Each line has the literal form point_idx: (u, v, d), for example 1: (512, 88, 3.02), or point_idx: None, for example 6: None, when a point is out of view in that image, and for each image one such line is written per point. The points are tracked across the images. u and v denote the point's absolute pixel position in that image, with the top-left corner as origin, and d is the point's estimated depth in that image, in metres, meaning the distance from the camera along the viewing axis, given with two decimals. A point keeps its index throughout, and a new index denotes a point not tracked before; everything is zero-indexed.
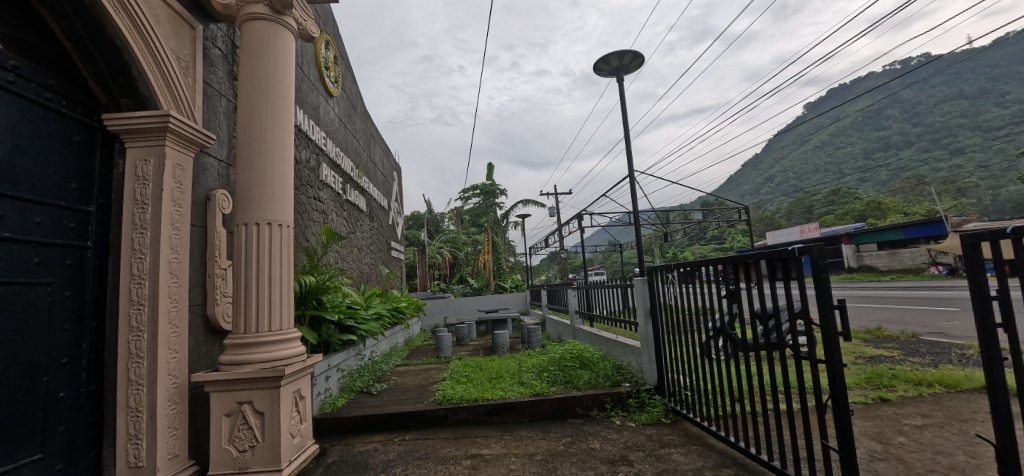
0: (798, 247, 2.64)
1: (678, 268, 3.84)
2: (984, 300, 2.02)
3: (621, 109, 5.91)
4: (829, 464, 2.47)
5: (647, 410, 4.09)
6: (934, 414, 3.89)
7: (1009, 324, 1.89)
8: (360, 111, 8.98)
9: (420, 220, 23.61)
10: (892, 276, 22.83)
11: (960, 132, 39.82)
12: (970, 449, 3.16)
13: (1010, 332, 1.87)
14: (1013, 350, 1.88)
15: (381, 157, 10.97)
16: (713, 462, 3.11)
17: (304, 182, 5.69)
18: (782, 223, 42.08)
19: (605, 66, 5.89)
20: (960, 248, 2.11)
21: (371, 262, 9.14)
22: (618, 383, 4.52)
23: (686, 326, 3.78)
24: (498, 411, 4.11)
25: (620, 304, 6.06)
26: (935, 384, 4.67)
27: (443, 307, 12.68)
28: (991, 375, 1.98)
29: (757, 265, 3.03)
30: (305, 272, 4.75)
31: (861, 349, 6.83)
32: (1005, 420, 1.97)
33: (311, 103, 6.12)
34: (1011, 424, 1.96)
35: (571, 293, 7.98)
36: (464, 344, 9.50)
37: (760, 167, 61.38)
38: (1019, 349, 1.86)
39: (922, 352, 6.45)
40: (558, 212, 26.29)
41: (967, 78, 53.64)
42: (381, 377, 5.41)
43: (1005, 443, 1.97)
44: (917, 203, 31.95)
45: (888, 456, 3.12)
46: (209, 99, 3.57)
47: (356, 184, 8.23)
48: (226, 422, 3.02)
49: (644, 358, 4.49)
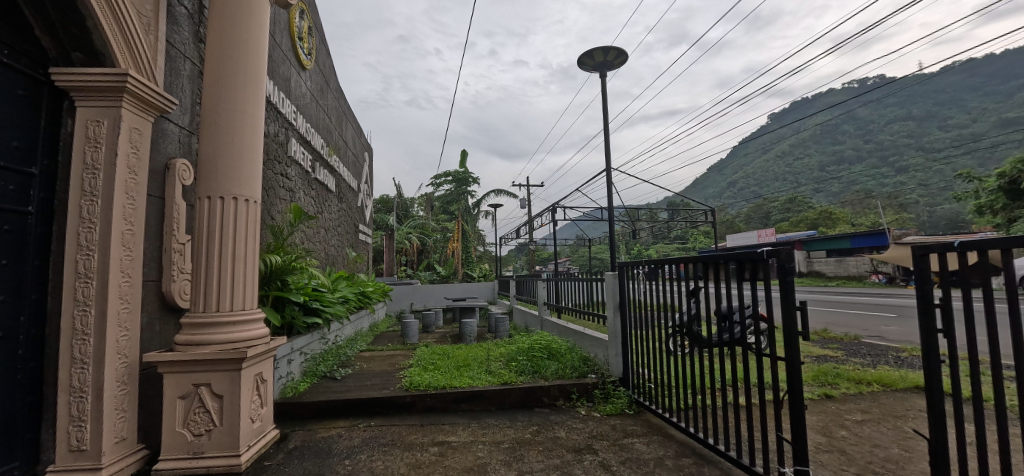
0: (767, 250, 2.71)
1: (645, 266, 3.90)
2: (927, 307, 2.13)
3: (602, 105, 5.92)
4: (782, 455, 2.59)
5: (611, 401, 4.17)
6: (873, 410, 4.15)
7: (949, 331, 2.02)
8: (333, 87, 8.62)
9: (388, 204, 23.22)
10: (837, 281, 24.27)
11: (906, 151, 42.45)
12: (904, 443, 3.38)
13: (950, 338, 2.00)
14: (950, 356, 2.00)
15: (353, 137, 10.65)
16: (673, 451, 3.20)
17: (271, 156, 5.43)
18: (742, 227, 43.85)
19: (589, 60, 5.87)
20: (911, 259, 2.22)
21: (338, 245, 8.88)
22: (585, 374, 4.60)
23: (652, 321, 3.85)
24: (466, 399, 4.09)
25: (588, 298, 6.12)
26: (874, 383, 4.98)
27: (410, 294, 12.53)
28: (929, 377, 2.12)
29: (723, 265, 3.10)
30: (270, 251, 4.57)
31: (809, 348, 7.21)
32: (939, 417, 2.11)
33: (282, 74, 5.83)
34: (945, 422, 2.10)
35: (540, 285, 8.00)
36: (430, 331, 9.44)
37: (725, 172, 63.45)
38: (957, 356, 1.97)
39: (863, 353, 6.88)
40: (529, 204, 26.35)
41: (918, 101, 57.11)
42: (346, 362, 5.28)
43: (939, 440, 2.12)
44: (864, 215, 33.93)
45: (832, 448, 3.31)
46: (171, 60, 3.33)
47: (326, 162, 7.93)
48: (181, 404, 2.87)
49: (610, 351, 4.55)
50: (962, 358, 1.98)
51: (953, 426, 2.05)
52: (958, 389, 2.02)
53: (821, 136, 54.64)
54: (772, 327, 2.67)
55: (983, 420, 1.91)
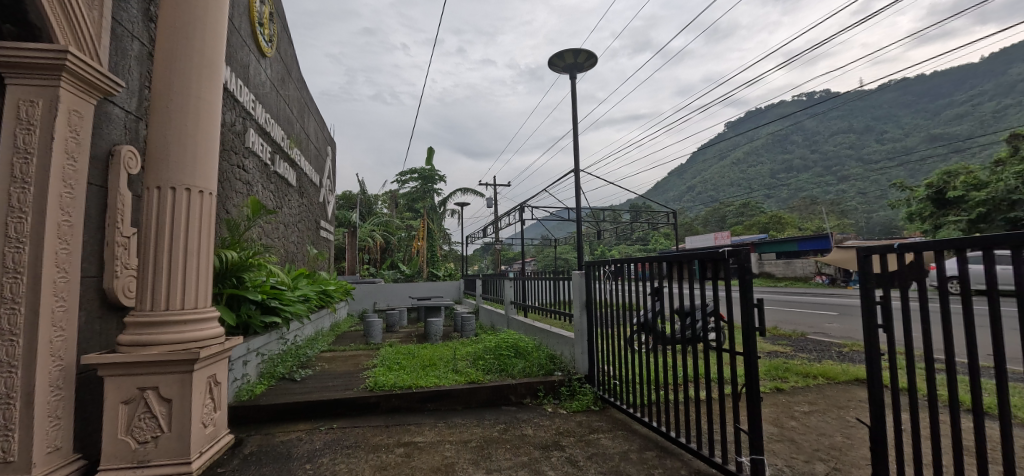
0: (728, 249, 2.79)
1: (611, 265, 3.96)
2: (869, 305, 2.26)
3: (571, 106, 5.97)
4: (740, 446, 2.67)
5: (578, 398, 4.21)
6: (819, 401, 4.38)
7: (888, 327, 2.15)
8: (294, 77, 8.28)
9: (351, 200, 22.65)
10: (786, 282, 25.59)
11: (849, 161, 45.28)
12: (847, 431, 3.59)
13: (889, 334, 2.13)
14: (891, 349, 2.13)
15: (315, 129, 10.28)
16: (637, 445, 3.26)
17: (227, 147, 5.15)
18: (700, 230, 45.48)
19: (560, 61, 5.90)
20: (854, 260, 2.37)
21: (298, 241, 8.55)
22: (551, 372, 4.62)
23: (618, 319, 3.89)
24: (433, 399, 4.02)
25: (555, 296, 6.17)
26: (819, 376, 5.27)
27: (373, 292, 12.25)
28: (870, 370, 2.26)
29: (686, 264, 3.17)
30: (225, 246, 4.34)
31: (761, 344, 7.55)
32: (879, 408, 2.24)
33: (240, 61, 5.54)
34: (884, 412, 2.23)
35: (506, 283, 8.01)
36: (394, 331, 9.27)
37: (685, 176, 65.63)
38: (895, 350, 2.10)
39: (810, 348, 7.28)
40: (496, 203, 26.32)
41: (859, 114, 61.05)
42: (306, 363, 5.08)
43: (878, 428, 2.26)
44: (811, 220, 35.93)
45: (783, 438, 3.46)
46: (117, 39, 3.09)
47: (286, 155, 7.61)
48: (124, 410, 2.67)
49: (576, 348, 4.59)
50: (899, 352, 2.12)
51: (890, 415, 2.18)
52: (896, 381, 2.15)
53: (774, 144, 57.46)
54: (731, 323, 2.76)
55: (916, 410, 2.04)
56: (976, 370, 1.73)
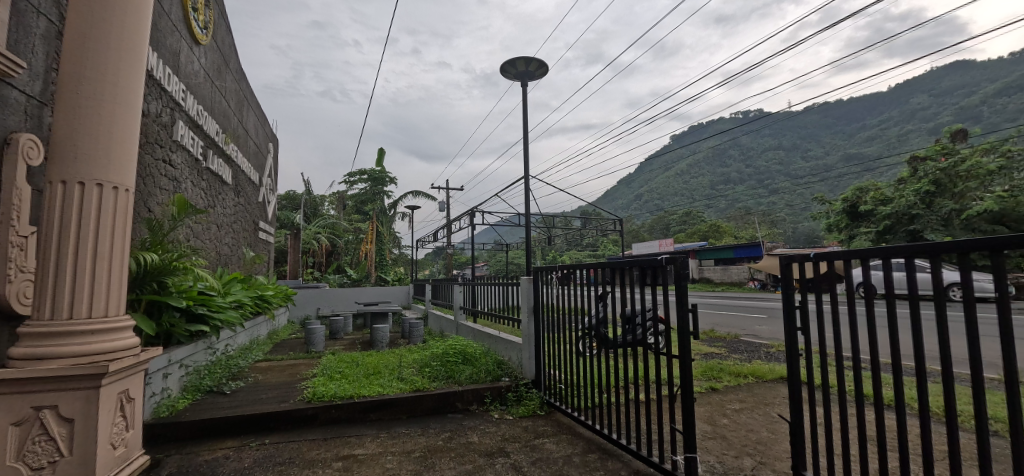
0: (665, 257, 2.90)
1: (560, 271, 4.02)
2: (790, 309, 2.42)
3: (522, 113, 6.01)
4: (674, 445, 2.76)
5: (524, 403, 4.21)
6: (748, 399, 4.64)
7: (806, 329, 2.30)
8: (233, 68, 7.79)
9: (295, 200, 21.64)
10: (722, 287, 27.10)
11: (779, 175, 48.83)
12: (771, 426, 3.82)
13: (806, 335, 2.28)
14: (809, 350, 2.29)
15: (255, 125, 9.73)
16: (580, 448, 3.30)
17: (150, 139, 4.74)
18: (646, 237, 47.28)
19: (512, 68, 5.92)
20: (777, 267, 2.53)
21: (233, 243, 8.02)
22: (499, 377, 4.60)
23: (566, 324, 3.93)
24: (376, 408, 3.87)
25: (504, 302, 6.16)
26: (749, 375, 5.58)
27: (316, 297, 11.72)
28: (791, 369, 2.41)
29: (628, 271, 3.26)
30: (145, 248, 3.97)
31: (699, 346, 7.91)
32: (798, 403, 2.40)
33: (169, 48, 5.15)
34: (801, 407, 2.40)
35: (456, 288, 7.92)
36: (338, 338, 8.91)
37: (632, 185, 68.11)
38: (811, 350, 2.26)
39: (742, 349, 7.73)
40: (449, 207, 26.05)
41: (788, 132, 66.08)
42: (237, 374, 4.75)
43: (796, 423, 2.42)
44: (746, 229, 38.35)
45: (716, 435, 3.62)
46: (19, 15, 2.77)
47: (220, 151, 7.13)
48: (14, 433, 2.36)
49: (523, 354, 4.61)
50: (815, 352, 2.28)
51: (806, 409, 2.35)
52: (812, 379, 2.31)
53: (714, 157, 60.92)
54: (668, 327, 2.85)
55: (829, 405, 2.20)
56: (877, 366, 1.87)
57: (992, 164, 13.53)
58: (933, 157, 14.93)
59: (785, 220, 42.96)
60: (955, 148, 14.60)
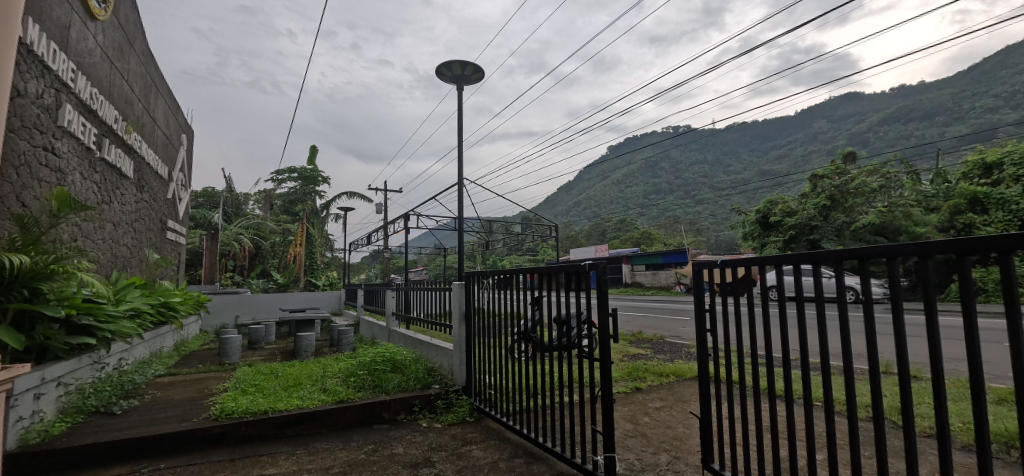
0: (589, 262, 2.99)
1: (496, 275, 3.99)
2: (701, 311, 2.61)
3: (457, 117, 5.97)
4: (596, 446, 2.84)
5: (453, 410, 4.15)
6: (668, 397, 4.90)
7: (714, 330, 2.49)
8: (138, 50, 7.07)
9: (214, 198, 19.97)
10: (652, 291, 28.51)
11: (703, 187, 52.46)
12: (686, 422, 4.06)
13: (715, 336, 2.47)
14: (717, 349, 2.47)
15: (165, 114, 8.87)
16: (507, 453, 3.31)
17: (26, 123, 4.15)
18: (583, 243, 48.73)
19: (447, 71, 5.87)
20: (690, 272, 2.72)
21: (133, 245, 7.22)
22: (428, 385, 4.50)
23: (498, 329, 3.92)
24: (293, 423, 3.64)
25: (437, 307, 6.05)
26: (671, 374, 5.91)
27: (235, 304, 10.84)
28: (701, 367, 2.59)
29: (556, 275, 3.32)
30: (16, 249, 3.46)
31: (627, 348, 8.25)
32: (706, 399, 2.58)
33: (56, 21, 4.56)
34: (709, 402, 2.58)
35: (389, 294, 7.67)
36: (257, 348, 8.30)
37: (570, 192, 70.11)
38: (717, 349, 2.45)
39: (666, 350, 8.17)
40: (386, 209, 25.29)
41: (711, 147, 71.27)
42: (132, 391, 4.26)
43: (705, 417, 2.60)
44: (673, 237, 40.69)
45: (637, 433, 3.78)
46: None
47: (120, 140, 6.41)
48: None
49: (454, 360, 4.55)
50: (721, 350, 2.46)
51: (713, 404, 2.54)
52: (719, 375, 2.50)
53: (645, 168, 64.27)
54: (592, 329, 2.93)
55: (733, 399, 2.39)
56: (769, 362, 2.06)
57: (875, 183, 15.50)
58: (829, 175, 16.74)
59: (708, 229, 46.10)
60: (846, 169, 16.52)
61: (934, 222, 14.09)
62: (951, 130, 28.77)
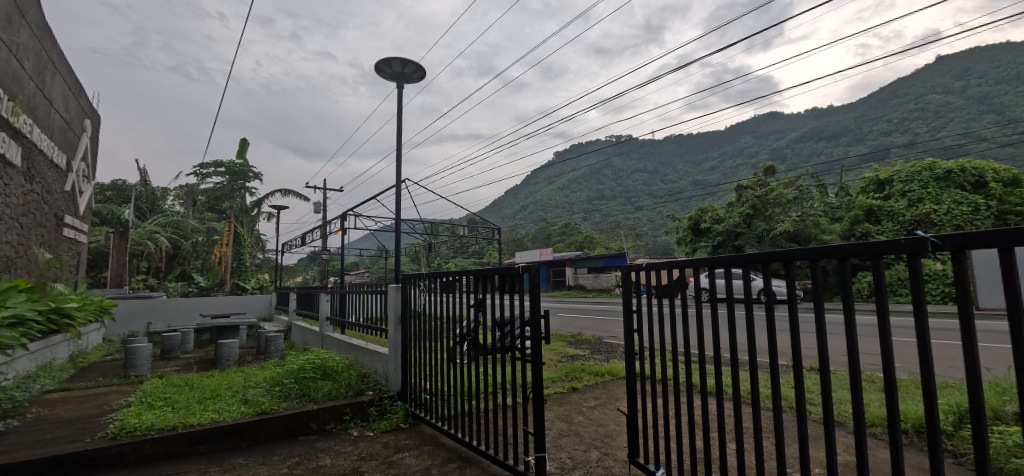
0: (523, 265, 3.02)
1: (438, 278, 3.85)
2: (630, 311, 2.77)
3: (397, 115, 5.84)
4: (529, 447, 2.85)
5: (387, 417, 4.03)
6: (602, 396, 5.06)
7: (642, 328, 2.65)
8: (30, 23, 6.28)
9: (125, 193, 18.11)
10: (594, 293, 29.36)
11: (641, 194, 54.90)
12: (617, 419, 4.22)
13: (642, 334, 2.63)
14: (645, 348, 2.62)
15: (64, 97, 7.94)
16: (440, 459, 3.26)
17: None
18: (528, 246, 49.18)
19: (387, 68, 5.72)
20: (620, 273, 2.86)
21: (19, 243, 6.37)
22: (362, 392, 4.34)
23: (435, 332, 3.85)
24: (206, 439, 3.36)
25: (373, 311, 5.86)
26: (606, 373, 6.10)
27: (147, 310, 9.87)
28: (628, 364, 2.74)
29: (492, 278, 3.31)
30: None
31: (566, 349, 8.43)
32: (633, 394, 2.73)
33: None
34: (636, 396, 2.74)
35: (323, 297, 7.32)
36: (172, 358, 7.60)
37: (516, 196, 70.74)
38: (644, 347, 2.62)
39: (603, 350, 8.43)
40: (324, 208, 24.18)
41: (648, 157, 74.83)
42: (11, 410, 3.74)
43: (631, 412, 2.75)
44: (613, 241, 42.18)
45: (571, 431, 3.87)
46: None
47: (5, 123, 5.65)
48: None
49: (389, 365, 4.42)
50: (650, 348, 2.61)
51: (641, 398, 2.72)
52: (646, 371, 2.67)
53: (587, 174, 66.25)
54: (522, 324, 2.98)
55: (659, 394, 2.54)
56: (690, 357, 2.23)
57: (790, 194, 16.84)
58: (752, 186, 18.14)
59: (646, 234, 48.27)
60: (767, 181, 17.96)
61: (838, 230, 15.67)
62: (853, 149, 32.20)
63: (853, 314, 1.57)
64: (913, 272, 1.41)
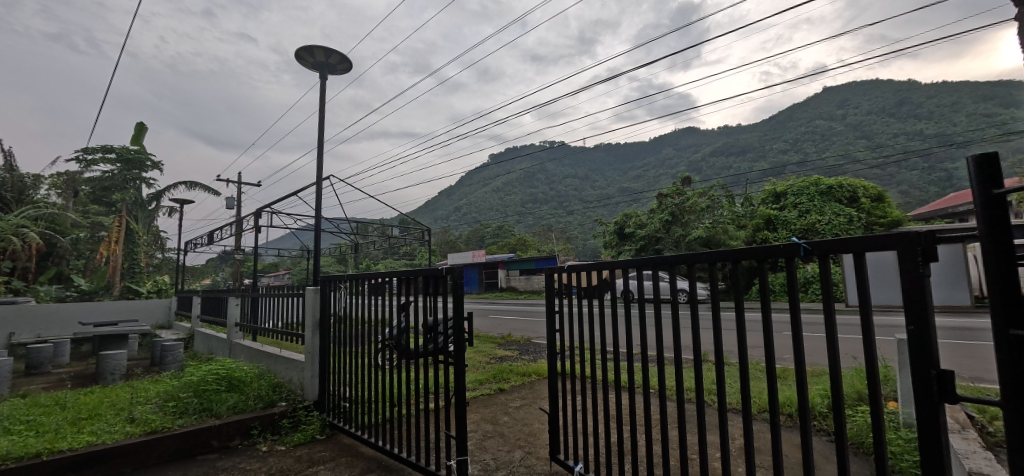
0: (446, 266, 2.99)
1: (366, 279, 3.61)
2: (553, 311, 2.86)
3: (319, 107, 5.53)
4: (452, 451, 2.81)
5: (301, 429, 3.79)
6: (527, 396, 5.15)
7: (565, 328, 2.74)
8: None
9: None
10: (525, 295, 29.75)
11: (571, 199, 56.71)
12: (541, 417, 4.32)
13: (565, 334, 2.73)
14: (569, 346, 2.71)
15: None
16: (358, 469, 3.13)
17: None
18: (461, 247, 48.69)
19: (308, 57, 5.39)
20: (545, 275, 2.95)
21: None
22: (274, 403, 4.02)
23: (357, 337, 3.69)
24: (80, 466, 2.95)
25: (288, 316, 5.49)
26: (532, 373, 6.21)
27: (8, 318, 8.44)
28: (550, 363, 2.84)
29: (416, 280, 3.23)
30: None
31: (495, 350, 8.46)
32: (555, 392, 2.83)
33: None
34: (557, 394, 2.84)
35: (231, 301, 6.71)
36: (40, 373, 6.57)
37: (448, 197, 69.99)
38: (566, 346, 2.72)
39: (532, 351, 8.56)
40: (238, 204, 22.28)
41: (578, 163, 77.50)
42: None
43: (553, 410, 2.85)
44: (544, 244, 43.07)
45: (495, 432, 3.90)
46: None
47: None
48: None
49: (306, 373, 4.16)
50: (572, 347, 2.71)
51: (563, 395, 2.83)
52: (568, 369, 2.77)
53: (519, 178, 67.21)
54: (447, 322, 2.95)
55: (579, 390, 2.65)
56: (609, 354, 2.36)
57: (703, 202, 18.22)
58: (671, 194, 19.43)
59: (575, 237, 49.86)
60: (684, 190, 19.33)
61: (743, 237, 17.25)
62: (756, 164, 35.67)
63: (743, 311, 1.75)
64: (791, 273, 1.62)
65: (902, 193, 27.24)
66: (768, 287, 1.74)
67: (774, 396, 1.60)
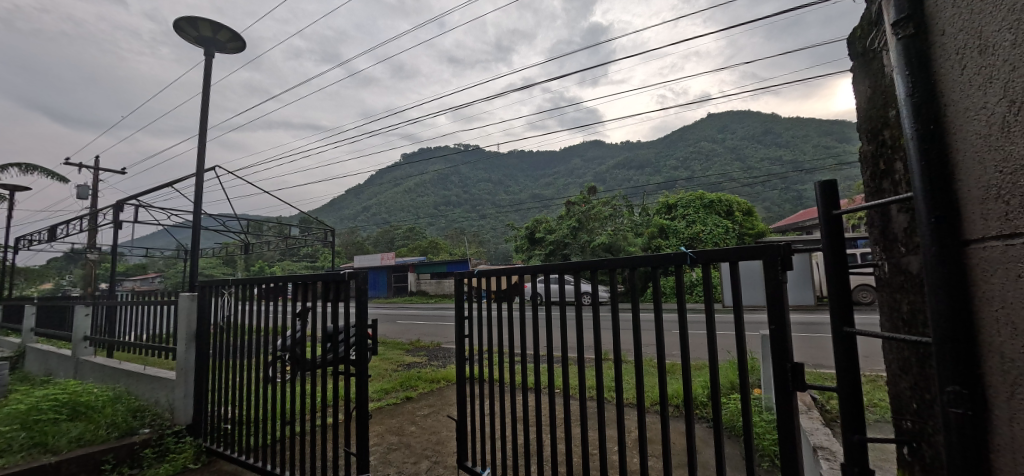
0: (348, 271, 2.80)
1: (256, 284, 3.25)
2: (461, 316, 2.81)
3: (202, 88, 4.92)
4: (350, 469, 2.63)
5: (169, 458, 3.31)
6: (435, 403, 5.02)
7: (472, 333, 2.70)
8: None
9: None
10: (436, 299, 29.17)
11: (483, 203, 57.06)
12: (449, 425, 4.23)
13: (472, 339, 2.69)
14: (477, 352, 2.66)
15: None
16: None
17: None
18: (369, 249, 46.54)
19: (189, 30, 4.78)
20: (455, 280, 2.88)
21: None
22: (133, 430, 3.47)
23: (242, 350, 3.31)
24: None
25: (156, 327, 4.79)
26: (441, 380, 6.08)
27: None
28: (458, 368, 2.78)
29: (314, 286, 2.98)
30: None
31: (402, 357, 8.14)
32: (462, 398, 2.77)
33: None
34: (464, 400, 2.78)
35: (77, 310, 5.45)
36: None
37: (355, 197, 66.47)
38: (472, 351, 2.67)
39: (441, 357, 8.39)
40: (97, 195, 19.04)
41: (491, 168, 78.30)
42: None
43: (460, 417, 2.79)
44: (457, 247, 42.72)
45: (400, 444, 3.73)
46: None
47: None
48: None
49: (177, 392, 3.64)
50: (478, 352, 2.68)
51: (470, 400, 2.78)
52: (475, 374, 2.73)
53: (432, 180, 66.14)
54: (347, 330, 2.76)
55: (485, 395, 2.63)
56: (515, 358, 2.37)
57: (606, 211, 19.34)
58: (578, 202, 20.39)
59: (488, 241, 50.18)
60: (590, 199, 20.37)
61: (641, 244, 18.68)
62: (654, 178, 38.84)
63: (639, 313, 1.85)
64: (679, 278, 1.74)
65: (768, 209, 31.52)
66: (660, 289, 1.85)
67: (664, 391, 1.71)
